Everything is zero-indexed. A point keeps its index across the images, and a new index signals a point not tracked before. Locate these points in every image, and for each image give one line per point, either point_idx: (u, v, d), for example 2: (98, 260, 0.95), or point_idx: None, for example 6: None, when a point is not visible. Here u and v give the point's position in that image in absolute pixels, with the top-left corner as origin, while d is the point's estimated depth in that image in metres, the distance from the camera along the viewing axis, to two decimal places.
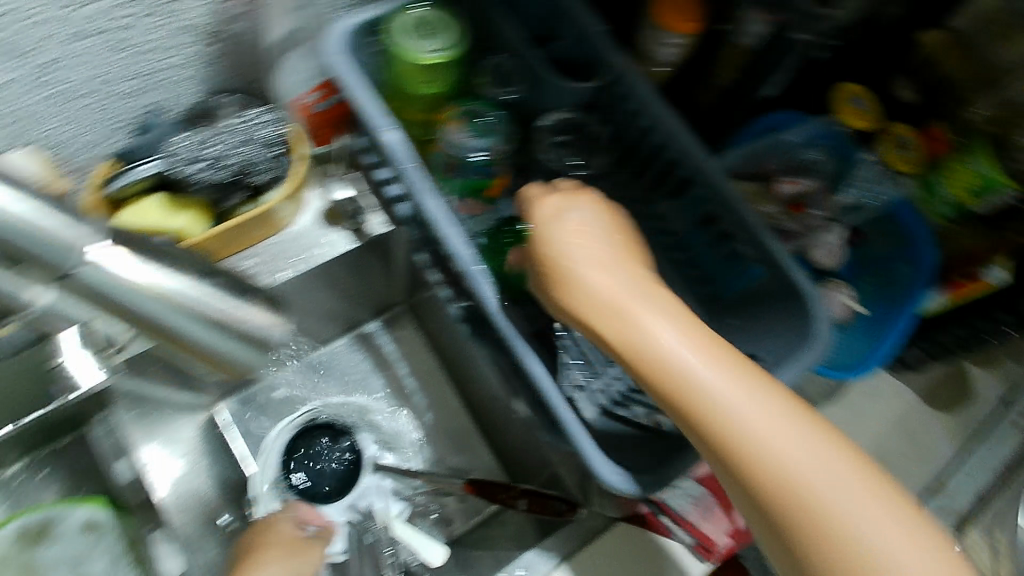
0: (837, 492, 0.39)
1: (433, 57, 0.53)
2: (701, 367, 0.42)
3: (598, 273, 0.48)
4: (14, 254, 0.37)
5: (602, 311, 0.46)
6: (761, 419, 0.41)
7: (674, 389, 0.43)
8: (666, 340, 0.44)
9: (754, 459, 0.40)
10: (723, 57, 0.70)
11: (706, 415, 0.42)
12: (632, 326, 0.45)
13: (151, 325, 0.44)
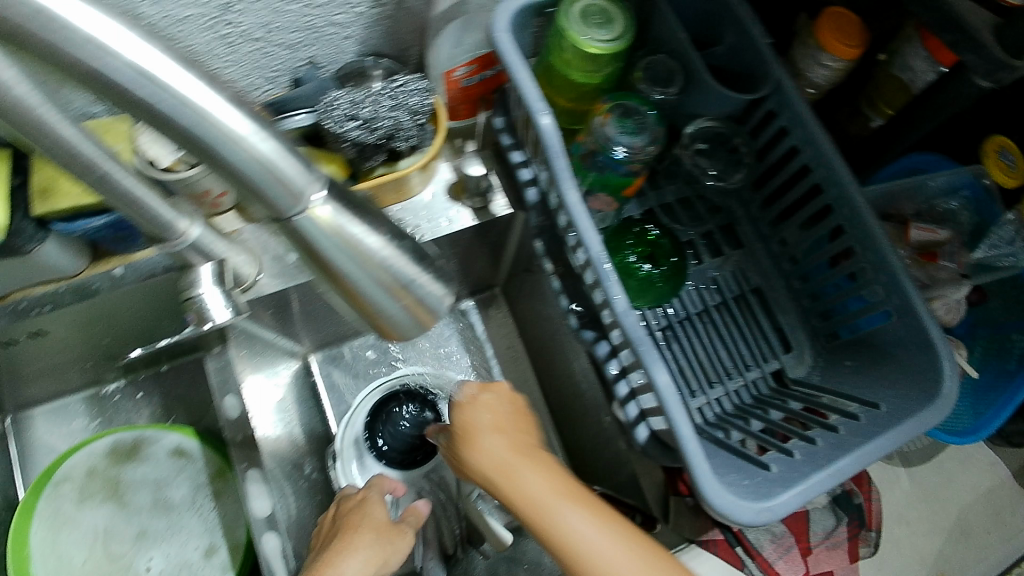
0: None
1: (603, 46, 0.52)
2: (528, 484, 0.47)
3: (485, 412, 0.52)
4: (220, 169, 0.26)
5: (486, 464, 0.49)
6: (587, 528, 0.46)
7: (540, 515, 0.46)
8: (530, 479, 0.47)
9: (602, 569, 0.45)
10: (878, 85, 0.66)
11: (546, 527, 0.46)
12: (480, 464, 0.49)
13: (347, 297, 0.31)
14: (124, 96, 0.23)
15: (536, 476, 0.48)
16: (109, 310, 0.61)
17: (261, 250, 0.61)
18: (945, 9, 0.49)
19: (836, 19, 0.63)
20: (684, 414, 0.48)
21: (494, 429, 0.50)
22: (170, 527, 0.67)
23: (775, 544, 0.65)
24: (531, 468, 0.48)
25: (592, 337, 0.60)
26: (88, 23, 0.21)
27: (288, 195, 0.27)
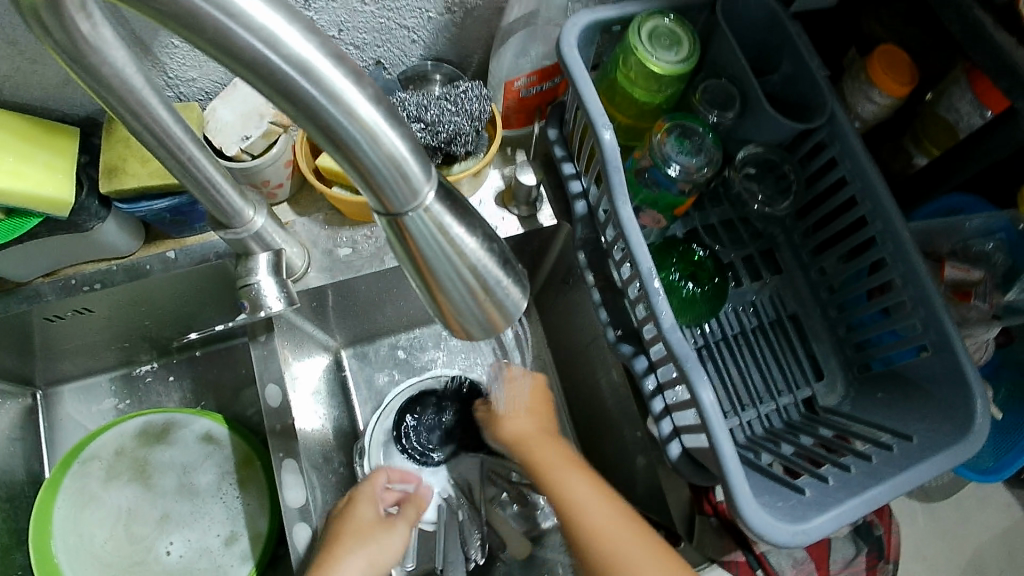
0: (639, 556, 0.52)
1: (668, 67, 0.53)
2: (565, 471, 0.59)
3: (524, 416, 0.65)
4: (349, 161, 0.27)
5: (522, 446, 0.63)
6: (577, 485, 0.57)
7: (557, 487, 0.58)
8: (555, 459, 0.60)
9: (576, 510, 0.56)
10: (923, 123, 0.68)
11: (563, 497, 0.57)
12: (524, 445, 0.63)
13: (430, 292, 0.31)
14: (283, 87, 0.24)
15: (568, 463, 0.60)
16: (155, 290, 0.61)
17: (311, 243, 0.62)
18: (1003, 53, 0.51)
19: (889, 56, 0.65)
20: (728, 432, 0.47)
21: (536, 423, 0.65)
22: (193, 512, 0.67)
23: (797, 570, 0.63)
24: (557, 455, 0.61)
25: (631, 350, 0.60)
26: (264, 19, 0.23)
27: (405, 191, 0.28)
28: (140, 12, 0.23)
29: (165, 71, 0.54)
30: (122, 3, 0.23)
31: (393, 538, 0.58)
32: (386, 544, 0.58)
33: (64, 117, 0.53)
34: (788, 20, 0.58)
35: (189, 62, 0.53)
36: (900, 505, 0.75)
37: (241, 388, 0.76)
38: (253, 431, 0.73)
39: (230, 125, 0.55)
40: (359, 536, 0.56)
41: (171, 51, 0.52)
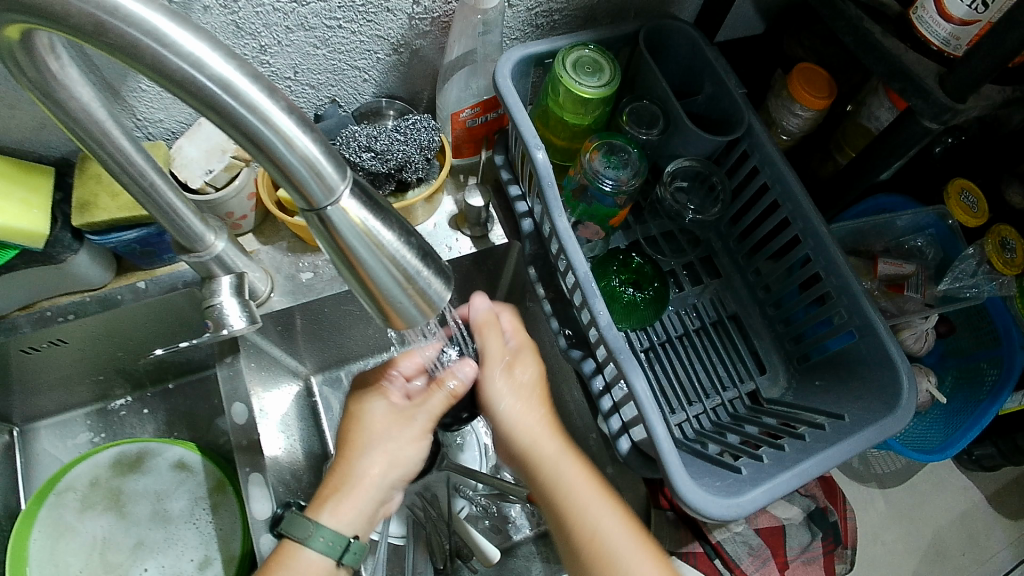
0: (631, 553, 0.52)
1: (593, 91, 0.58)
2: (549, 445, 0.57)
3: (514, 404, 0.58)
4: (272, 163, 0.31)
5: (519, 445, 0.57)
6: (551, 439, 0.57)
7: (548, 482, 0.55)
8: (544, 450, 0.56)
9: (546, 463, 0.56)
10: (845, 133, 0.74)
11: (556, 495, 0.54)
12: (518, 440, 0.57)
13: (358, 282, 0.35)
14: (210, 101, 0.29)
15: (551, 449, 0.56)
16: (126, 320, 0.65)
17: (275, 270, 0.66)
18: (895, 62, 0.57)
19: (807, 74, 0.70)
20: (659, 415, 0.53)
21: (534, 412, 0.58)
22: (166, 539, 0.68)
23: (753, 556, 0.65)
24: (549, 442, 0.57)
25: (579, 355, 0.64)
26: (192, 46, 0.27)
27: (322, 188, 0.32)
28: (97, 47, 0.28)
29: (134, 113, 0.58)
30: (81, 38, 0.28)
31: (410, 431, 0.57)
32: (394, 440, 0.56)
33: (39, 159, 0.58)
34: (705, 45, 0.63)
35: (156, 104, 0.58)
36: (858, 495, 0.78)
37: (214, 419, 0.79)
38: (225, 457, 0.76)
39: (196, 160, 0.59)
40: (366, 441, 0.56)
41: (139, 94, 0.56)
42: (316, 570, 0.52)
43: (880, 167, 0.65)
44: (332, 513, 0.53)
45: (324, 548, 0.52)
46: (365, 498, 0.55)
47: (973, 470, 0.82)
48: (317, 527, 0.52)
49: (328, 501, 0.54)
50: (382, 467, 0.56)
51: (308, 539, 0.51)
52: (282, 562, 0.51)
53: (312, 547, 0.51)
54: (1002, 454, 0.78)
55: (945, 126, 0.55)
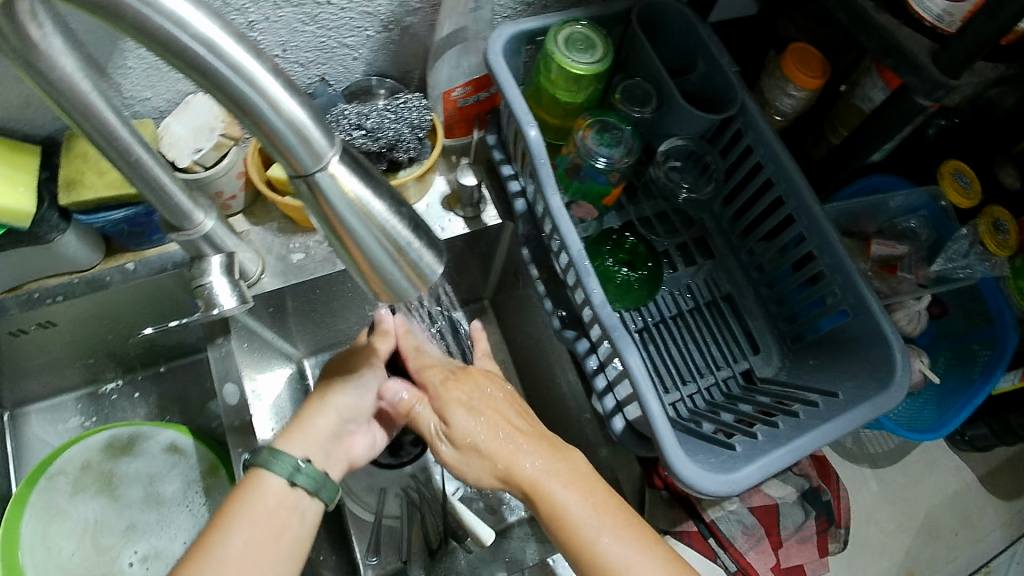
0: (617, 542, 0.48)
1: (586, 68, 0.58)
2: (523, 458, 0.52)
3: (482, 423, 0.54)
4: (257, 128, 0.30)
5: (495, 461, 0.52)
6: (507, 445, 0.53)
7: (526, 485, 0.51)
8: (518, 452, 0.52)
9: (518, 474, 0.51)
10: (838, 113, 0.73)
11: (537, 496, 0.50)
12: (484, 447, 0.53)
13: (349, 252, 0.35)
14: (193, 62, 0.28)
15: (525, 448, 0.52)
16: (116, 301, 0.64)
17: (266, 250, 0.65)
18: (889, 37, 0.56)
19: (800, 53, 0.70)
20: (653, 392, 0.52)
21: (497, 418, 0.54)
22: (159, 521, 0.68)
23: (748, 536, 0.65)
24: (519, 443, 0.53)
25: (573, 335, 0.63)
26: (174, 5, 0.27)
27: (308, 154, 0.31)
28: (79, 9, 0.27)
29: (120, 91, 0.58)
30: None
31: (359, 384, 0.56)
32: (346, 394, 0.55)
33: (26, 137, 0.57)
34: (699, 23, 0.63)
35: (143, 82, 0.58)
36: (852, 475, 0.78)
37: (206, 402, 0.78)
38: (217, 439, 0.75)
39: (184, 139, 0.58)
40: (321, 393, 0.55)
41: (126, 71, 0.56)
42: (275, 495, 0.48)
43: (873, 145, 0.65)
44: (301, 446, 0.51)
45: (283, 470, 0.49)
46: (323, 433, 0.53)
47: (965, 450, 0.82)
48: (276, 451, 0.50)
49: (292, 436, 0.52)
50: (337, 410, 0.54)
51: (267, 463, 0.49)
52: (244, 488, 0.48)
53: (273, 471, 0.48)
54: (995, 435, 0.79)
55: (938, 102, 0.55)
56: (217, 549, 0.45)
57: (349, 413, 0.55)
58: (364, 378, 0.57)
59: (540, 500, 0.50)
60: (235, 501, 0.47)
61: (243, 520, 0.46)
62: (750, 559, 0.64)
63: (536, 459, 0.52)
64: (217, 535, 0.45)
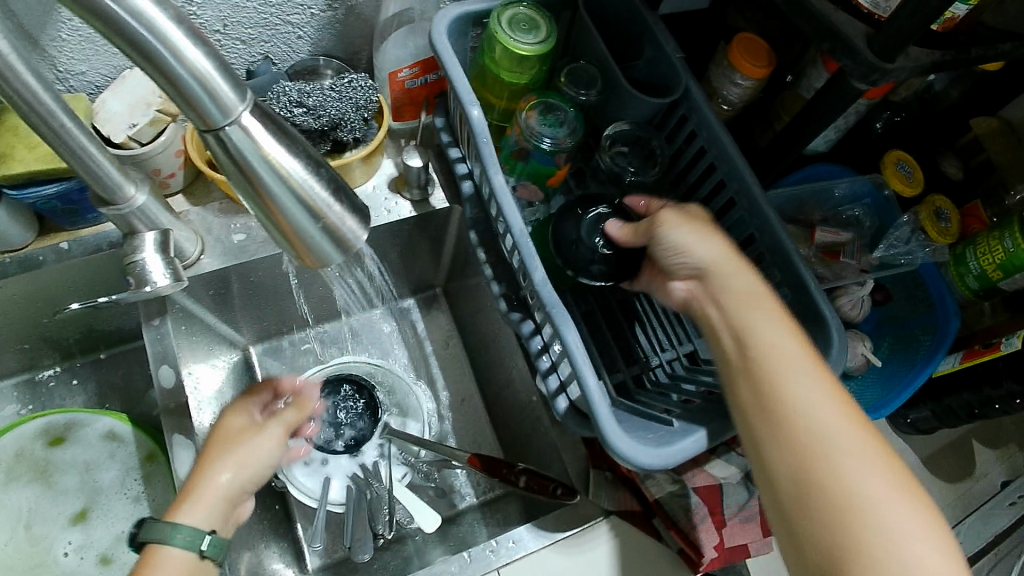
0: (858, 463, 0.47)
1: (529, 48, 0.58)
2: (786, 349, 0.50)
3: (779, 332, 0.51)
4: (162, 78, 0.30)
5: (788, 395, 0.49)
6: (801, 366, 0.50)
7: (794, 419, 0.48)
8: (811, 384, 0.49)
9: (778, 363, 0.50)
10: (783, 102, 0.75)
11: (779, 379, 0.49)
12: (773, 359, 0.50)
13: (268, 214, 0.35)
14: (91, 7, 0.28)
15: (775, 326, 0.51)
16: (49, 282, 0.62)
17: (205, 231, 0.65)
18: (825, 19, 0.57)
19: (746, 43, 0.71)
20: (591, 368, 0.53)
21: (800, 346, 0.51)
22: (96, 509, 0.67)
23: (692, 514, 0.64)
24: (807, 367, 0.50)
25: (519, 317, 0.63)
26: None
27: (219, 106, 0.31)
28: None
29: (53, 64, 0.56)
30: None
31: (262, 441, 0.56)
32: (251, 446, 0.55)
33: None
34: (644, 9, 0.63)
35: (78, 55, 0.57)
36: None
37: (148, 389, 0.77)
38: (159, 427, 0.74)
39: (119, 115, 0.56)
40: (223, 447, 0.55)
41: (60, 43, 0.55)
42: (181, 569, 0.49)
43: (814, 133, 0.66)
44: (191, 512, 0.51)
45: (186, 544, 0.49)
46: (219, 497, 0.53)
47: (909, 433, 0.84)
48: (175, 525, 0.50)
49: (184, 503, 0.52)
50: (233, 467, 0.54)
51: (167, 539, 0.49)
52: (146, 567, 0.48)
53: (174, 544, 0.49)
54: (937, 417, 0.81)
55: (873, 86, 0.56)
56: None
57: (251, 474, 0.54)
58: (269, 435, 0.57)
59: (780, 386, 0.49)
60: None
61: None
62: (694, 539, 0.63)
63: (822, 396, 0.49)
64: None
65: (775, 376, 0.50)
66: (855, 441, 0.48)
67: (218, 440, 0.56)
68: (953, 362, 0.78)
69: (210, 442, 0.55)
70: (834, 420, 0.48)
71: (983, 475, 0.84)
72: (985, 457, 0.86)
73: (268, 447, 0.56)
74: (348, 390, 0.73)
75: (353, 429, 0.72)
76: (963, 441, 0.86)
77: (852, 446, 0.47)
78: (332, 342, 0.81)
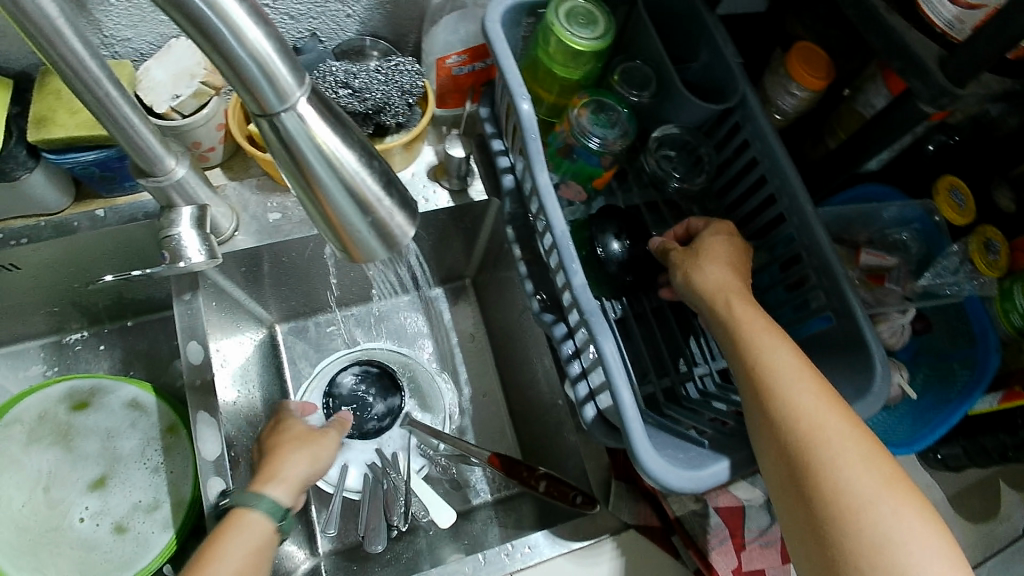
0: (861, 477, 0.45)
1: (585, 43, 0.56)
2: (783, 363, 0.50)
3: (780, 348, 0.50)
4: (219, 58, 0.29)
5: (788, 410, 0.48)
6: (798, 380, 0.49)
7: (795, 433, 0.47)
8: (805, 400, 0.48)
9: (776, 378, 0.49)
10: (839, 116, 0.72)
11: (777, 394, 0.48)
12: (768, 375, 0.49)
13: (317, 205, 0.33)
14: None
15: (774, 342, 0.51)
16: (82, 249, 0.62)
17: (241, 207, 0.64)
18: (896, 35, 0.54)
19: (806, 52, 0.68)
20: (626, 381, 0.51)
21: (794, 355, 0.50)
22: (115, 477, 0.67)
23: (711, 535, 0.63)
24: (799, 378, 0.49)
25: (551, 319, 0.62)
26: None
27: (275, 90, 0.30)
28: None
29: (99, 29, 0.55)
30: None
31: (327, 443, 0.61)
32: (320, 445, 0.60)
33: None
34: (705, 9, 0.61)
35: (124, 21, 0.56)
36: None
37: (172, 360, 0.77)
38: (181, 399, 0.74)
39: (162, 85, 0.55)
40: (295, 443, 0.59)
41: (108, 8, 0.54)
42: (260, 535, 0.51)
43: (872, 152, 0.64)
44: (274, 488, 0.54)
45: (270, 511, 0.52)
46: (295, 483, 0.56)
47: (936, 468, 0.82)
48: (260, 495, 0.53)
49: (265, 481, 0.55)
50: (308, 458, 0.58)
51: (255, 503, 0.52)
52: (228, 529, 0.50)
53: (260, 508, 0.52)
54: (968, 455, 0.79)
55: (942, 110, 0.53)
56: None
57: (320, 469, 0.59)
58: (331, 440, 0.62)
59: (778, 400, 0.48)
60: (228, 540, 0.49)
61: (240, 558, 0.49)
62: (712, 560, 0.62)
63: (823, 408, 0.48)
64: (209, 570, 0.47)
65: (773, 391, 0.49)
66: (860, 455, 0.46)
67: (284, 441, 0.60)
68: (991, 402, 0.75)
69: (278, 441, 0.59)
70: (836, 433, 0.47)
71: (1010, 516, 0.82)
72: (1013, 498, 0.83)
73: (331, 449, 0.61)
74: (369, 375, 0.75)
75: (377, 409, 0.73)
76: (992, 479, 0.84)
77: (856, 461, 0.46)
78: (357, 325, 0.80)
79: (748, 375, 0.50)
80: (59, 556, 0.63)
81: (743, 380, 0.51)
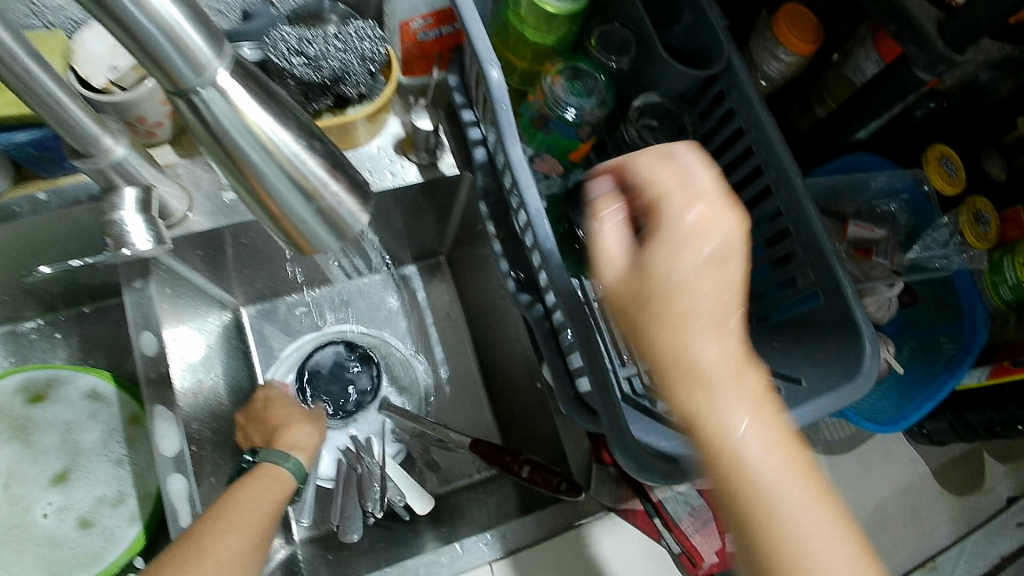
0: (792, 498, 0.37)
1: (559, 6, 0.53)
2: (710, 356, 0.37)
3: (709, 339, 0.37)
4: (120, 29, 0.25)
5: (709, 418, 0.37)
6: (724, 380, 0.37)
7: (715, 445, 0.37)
8: (734, 417, 0.37)
9: (700, 377, 0.37)
10: (828, 82, 0.68)
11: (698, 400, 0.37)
12: (692, 374, 0.37)
13: (254, 194, 0.30)
14: None
15: (702, 330, 0.37)
16: (26, 235, 0.58)
17: (194, 186, 0.60)
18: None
19: (794, 14, 0.64)
20: (605, 369, 0.48)
21: (722, 341, 0.37)
22: (74, 471, 0.64)
23: (696, 517, 0.61)
24: (725, 374, 0.37)
25: (528, 300, 0.59)
26: None
27: (192, 63, 0.26)
28: None
29: None
30: None
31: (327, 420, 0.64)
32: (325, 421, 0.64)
33: None
34: None
35: None
36: None
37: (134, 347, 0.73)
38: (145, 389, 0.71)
39: (100, 57, 0.51)
40: (305, 415, 0.62)
41: None
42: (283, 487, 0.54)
43: (863, 121, 0.61)
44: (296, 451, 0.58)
45: (294, 470, 0.55)
46: (307, 451, 0.59)
47: (921, 443, 0.81)
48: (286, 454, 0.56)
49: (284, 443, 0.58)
50: (319, 429, 0.62)
51: (284, 460, 0.55)
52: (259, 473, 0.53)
53: (286, 466, 0.55)
54: (954, 430, 0.78)
55: (937, 78, 0.50)
56: (236, 519, 0.48)
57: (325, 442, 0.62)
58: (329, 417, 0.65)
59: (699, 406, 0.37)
60: (259, 481, 0.52)
61: (268, 500, 0.51)
62: (695, 542, 0.60)
63: (748, 412, 0.37)
64: (241, 501, 0.49)
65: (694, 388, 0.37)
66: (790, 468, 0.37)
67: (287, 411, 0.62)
68: (978, 377, 0.74)
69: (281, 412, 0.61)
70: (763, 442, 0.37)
71: (991, 489, 0.82)
72: (995, 471, 0.83)
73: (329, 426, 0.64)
74: (337, 351, 0.73)
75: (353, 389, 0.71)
76: (975, 452, 0.83)
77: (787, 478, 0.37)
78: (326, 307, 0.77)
79: (666, 372, 0.37)
80: (23, 554, 0.60)
81: (659, 378, 0.38)
